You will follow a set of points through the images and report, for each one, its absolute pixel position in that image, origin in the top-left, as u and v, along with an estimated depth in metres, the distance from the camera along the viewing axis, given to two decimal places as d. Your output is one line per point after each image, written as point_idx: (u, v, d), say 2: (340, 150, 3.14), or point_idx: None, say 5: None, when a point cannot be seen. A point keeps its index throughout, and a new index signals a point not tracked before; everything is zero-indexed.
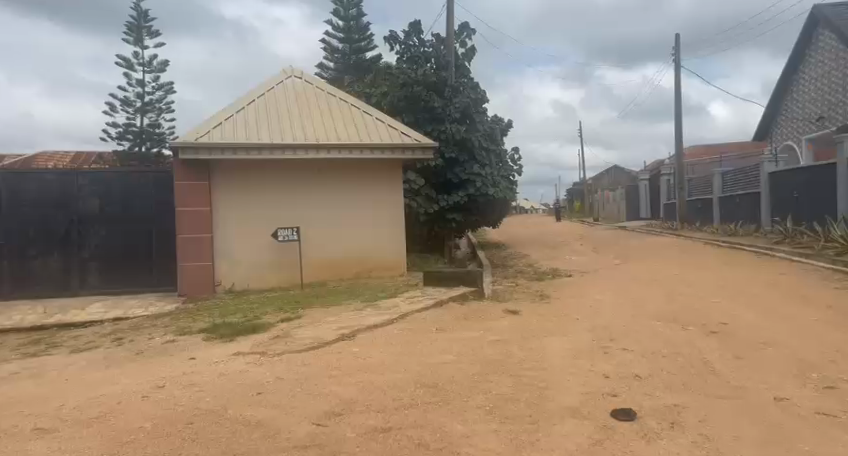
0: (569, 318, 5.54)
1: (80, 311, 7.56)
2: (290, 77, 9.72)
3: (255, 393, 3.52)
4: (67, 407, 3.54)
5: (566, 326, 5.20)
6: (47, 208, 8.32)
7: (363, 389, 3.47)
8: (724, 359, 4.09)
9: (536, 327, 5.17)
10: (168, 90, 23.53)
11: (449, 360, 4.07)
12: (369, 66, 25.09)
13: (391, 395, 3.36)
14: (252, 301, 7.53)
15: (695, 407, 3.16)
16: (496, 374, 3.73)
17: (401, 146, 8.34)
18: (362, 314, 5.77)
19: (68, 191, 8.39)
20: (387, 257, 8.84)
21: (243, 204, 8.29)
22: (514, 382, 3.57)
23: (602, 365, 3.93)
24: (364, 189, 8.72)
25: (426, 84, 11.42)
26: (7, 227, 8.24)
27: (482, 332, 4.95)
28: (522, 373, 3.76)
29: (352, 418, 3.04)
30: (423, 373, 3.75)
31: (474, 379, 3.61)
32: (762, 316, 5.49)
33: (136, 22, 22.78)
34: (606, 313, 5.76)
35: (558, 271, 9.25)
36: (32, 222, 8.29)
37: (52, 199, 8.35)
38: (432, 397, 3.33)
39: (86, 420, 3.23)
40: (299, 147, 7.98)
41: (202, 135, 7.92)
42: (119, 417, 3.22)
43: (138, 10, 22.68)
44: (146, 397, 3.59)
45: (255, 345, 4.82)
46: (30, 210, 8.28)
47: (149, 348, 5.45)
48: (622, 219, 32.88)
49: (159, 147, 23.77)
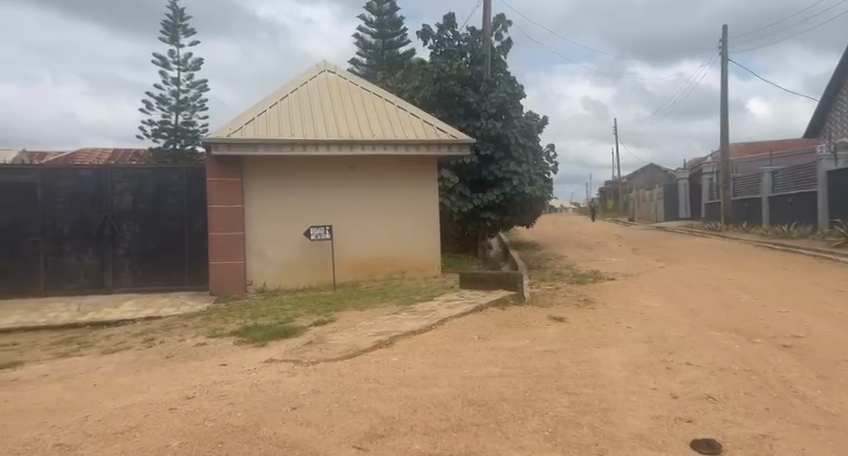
0: (617, 326, 5.40)
1: (112, 309, 7.67)
2: (323, 72, 9.72)
3: (289, 408, 3.47)
4: (92, 418, 3.54)
5: (615, 335, 5.05)
6: (83, 206, 8.45)
7: (406, 406, 3.39)
8: (806, 379, 3.90)
9: (582, 336, 5.03)
10: (201, 88, 23.84)
11: (494, 373, 3.97)
12: (401, 62, 25.10)
13: (437, 415, 3.25)
14: (284, 302, 7.52)
15: (788, 438, 2.99)
16: (548, 391, 3.61)
17: (435, 142, 8.25)
18: (397, 318, 5.69)
19: (103, 189, 8.51)
20: (419, 257, 8.76)
21: (276, 201, 8.30)
22: (571, 401, 3.44)
23: (667, 383, 3.79)
24: (396, 187, 8.65)
25: (460, 78, 11.36)
26: (43, 224, 8.39)
27: (527, 341, 4.83)
28: (579, 391, 3.63)
29: (396, 442, 2.95)
30: (469, 389, 3.65)
31: (526, 398, 3.49)
32: (839, 328, 5.26)
33: (172, 21, 23.13)
34: (659, 322, 5.58)
35: (598, 274, 9.07)
36: (68, 221, 8.42)
37: (87, 197, 8.46)
38: (484, 418, 3.21)
39: (109, 436, 3.21)
40: (331, 143, 7.94)
41: (234, 131, 7.94)
42: (144, 433, 3.20)
43: (174, 9, 23.03)
44: (174, 409, 3.59)
45: (288, 352, 4.82)
46: (66, 206, 8.41)
47: (180, 351, 5.48)
48: (659, 219, 32.33)
49: (193, 144, 24.10)
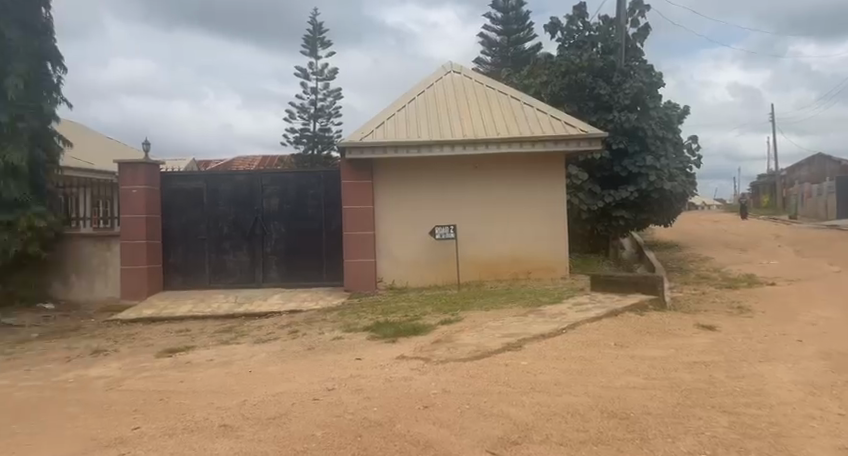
0: (778, 338, 4.91)
1: (262, 301, 8.34)
2: (449, 72, 9.80)
3: (421, 407, 3.51)
4: (249, 403, 3.92)
5: (776, 349, 4.59)
6: (238, 207, 9.16)
7: (541, 413, 3.29)
8: None
9: (736, 347, 4.63)
10: (337, 96, 24.99)
11: (636, 384, 3.76)
12: (528, 57, 24.75)
13: (575, 425, 3.12)
14: (412, 300, 7.67)
15: None
16: (699, 407, 3.36)
17: (564, 138, 8.00)
18: (528, 320, 5.58)
19: (255, 191, 9.16)
20: (546, 258, 8.55)
21: (405, 201, 8.49)
22: (732, 422, 3.13)
23: (845, 407, 3.36)
24: (522, 186, 8.51)
25: (591, 70, 10.98)
26: (207, 224, 9.19)
27: (672, 351, 4.54)
28: (739, 410, 3.31)
29: (530, 450, 2.86)
30: (608, 399, 3.49)
31: (675, 413, 3.25)
32: None
33: (312, 34, 24.44)
34: (829, 335, 5.00)
35: (753, 278, 8.31)
36: (226, 220, 9.16)
37: (241, 198, 9.16)
38: (627, 433, 3.02)
39: (264, 421, 3.52)
40: (458, 143, 7.97)
41: (365, 134, 8.22)
42: (292, 421, 3.44)
43: (314, 23, 24.32)
44: (317, 400, 3.81)
45: (419, 350, 4.90)
46: (226, 208, 9.16)
47: (320, 344, 5.76)
48: (829, 216, 28.98)
49: (329, 150, 25.33)
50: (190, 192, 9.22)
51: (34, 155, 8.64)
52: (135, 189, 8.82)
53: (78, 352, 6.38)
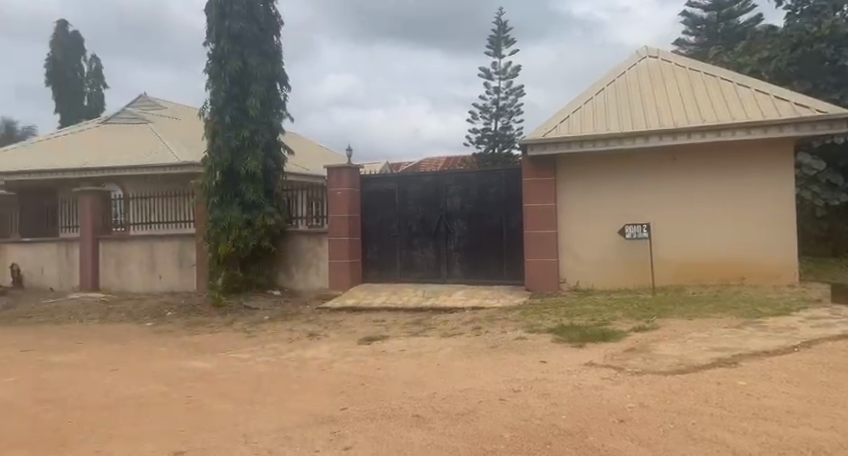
0: None
1: (448, 295, 8.51)
2: (645, 57, 9.17)
3: (617, 420, 3.22)
4: (439, 397, 4.02)
5: None
6: (426, 207, 9.43)
7: (767, 445, 2.81)
8: None
9: None
10: (519, 94, 24.78)
11: None
12: (742, 32, 22.36)
13: None
14: (599, 303, 7.24)
15: None
16: None
17: (786, 122, 6.98)
18: (742, 334, 4.92)
19: (440, 192, 9.36)
20: (761, 261, 7.56)
21: (591, 198, 8.07)
22: None
23: None
24: (731, 180, 7.62)
25: (828, 45, 10.46)
26: (398, 222, 9.59)
27: None
28: None
29: None
30: None
31: None
32: None
33: (496, 34, 24.48)
34: None
35: None
36: (414, 219, 9.50)
37: (428, 198, 9.43)
38: None
39: (454, 416, 3.57)
40: (653, 133, 7.37)
41: (550, 129, 7.97)
42: (480, 420, 3.43)
43: (498, 22, 24.33)
44: (504, 400, 3.74)
45: (611, 358, 4.56)
46: (415, 208, 9.50)
47: (504, 343, 5.65)
48: None
49: (510, 148, 25.21)
50: (381, 192, 9.69)
51: (265, 164, 9.83)
52: (339, 192, 9.48)
53: (300, 334, 7.37)
